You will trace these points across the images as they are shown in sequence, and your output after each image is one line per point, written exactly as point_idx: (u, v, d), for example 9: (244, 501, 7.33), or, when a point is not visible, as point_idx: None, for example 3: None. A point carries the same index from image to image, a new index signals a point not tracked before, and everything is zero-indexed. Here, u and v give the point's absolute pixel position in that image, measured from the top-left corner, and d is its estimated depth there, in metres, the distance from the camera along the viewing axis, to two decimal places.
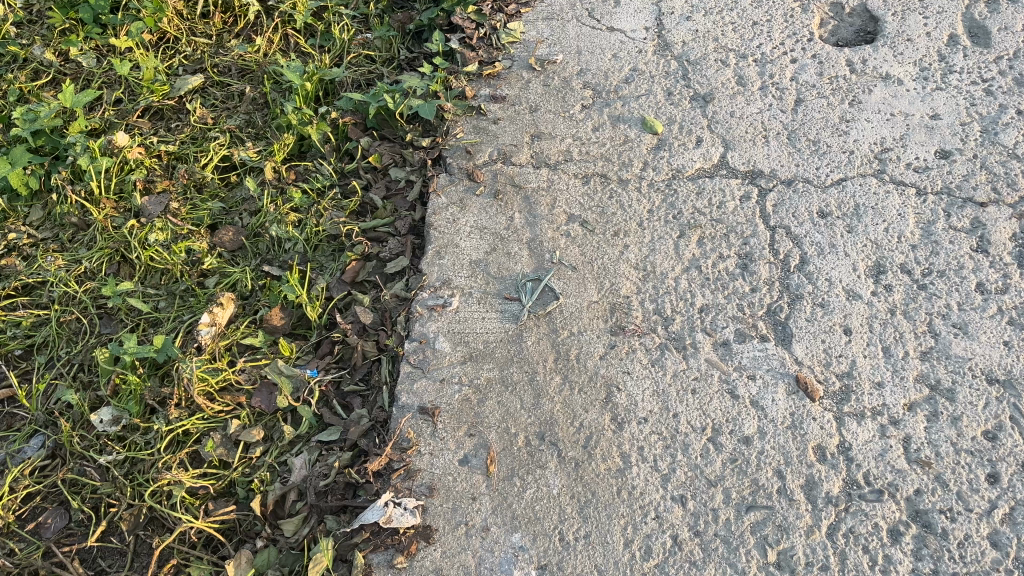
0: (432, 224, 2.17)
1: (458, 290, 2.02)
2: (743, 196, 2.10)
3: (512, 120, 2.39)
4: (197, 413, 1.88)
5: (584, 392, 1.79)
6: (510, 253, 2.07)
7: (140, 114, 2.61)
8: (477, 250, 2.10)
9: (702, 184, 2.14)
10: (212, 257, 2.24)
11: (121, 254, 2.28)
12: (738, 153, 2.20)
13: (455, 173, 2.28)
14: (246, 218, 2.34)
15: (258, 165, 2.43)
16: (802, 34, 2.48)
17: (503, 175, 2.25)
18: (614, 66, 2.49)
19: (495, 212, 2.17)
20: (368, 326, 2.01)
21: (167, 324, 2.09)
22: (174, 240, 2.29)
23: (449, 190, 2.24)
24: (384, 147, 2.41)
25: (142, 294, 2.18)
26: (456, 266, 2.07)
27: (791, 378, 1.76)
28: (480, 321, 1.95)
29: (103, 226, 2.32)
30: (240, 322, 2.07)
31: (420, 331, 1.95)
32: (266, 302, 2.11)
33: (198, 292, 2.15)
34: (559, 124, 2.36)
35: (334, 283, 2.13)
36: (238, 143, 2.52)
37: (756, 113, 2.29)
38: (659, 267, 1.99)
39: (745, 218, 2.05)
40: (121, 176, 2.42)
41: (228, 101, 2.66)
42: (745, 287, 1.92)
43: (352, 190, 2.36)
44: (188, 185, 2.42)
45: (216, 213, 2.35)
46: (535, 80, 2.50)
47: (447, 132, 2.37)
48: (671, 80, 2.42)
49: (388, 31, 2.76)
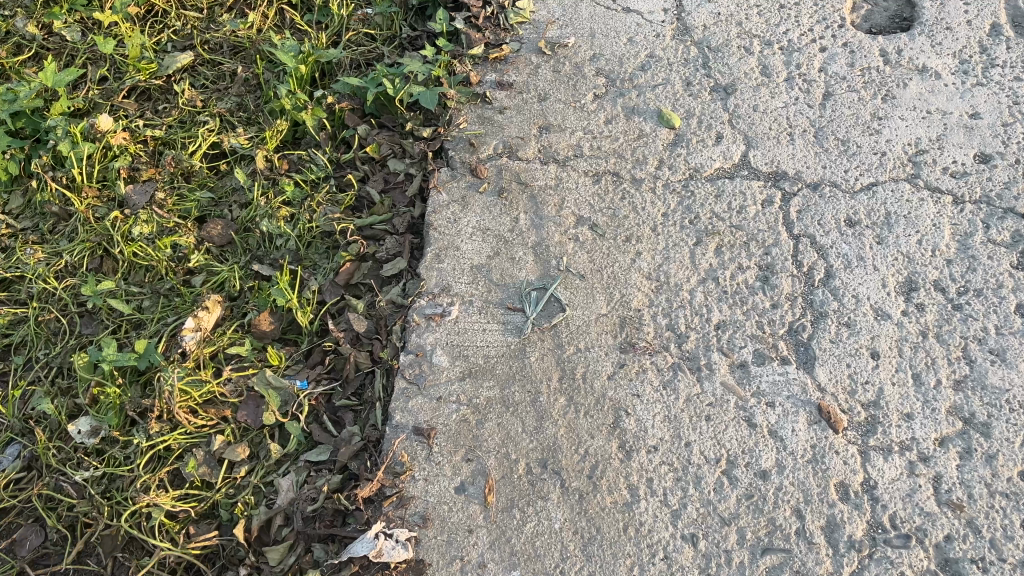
0: (432, 224, 2.04)
1: (458, 298, 1.90)
2: (765, 201, 1.96)
3: (519, 110, 2.24)
4: (179, 428, 1.76)
5: (590, 416, 1.67)
6: (514, 258, 1.95)
7: (127, 94, 2.48)
8: (479, 253, 1.97)
9: (721, 186, 2.00)
10: (199, 253, 2.13)
11: (104, 248, 2.16)
12: (761, 151, 2.05)
13: (457, 168, 2.14)
14: (236, 209, 2.22)
15: (250, 152, 2.30)
16: (833, 20, 2.31)
17: (508, 171, 2.11)
18: (630, 51, 2.33)
19: (499, 212, 2.04)
20: (362, 335, 1.90)
21: (151, 327, 1.98)
22: (159, 233, 2.17)
23: (451, 186, 2.11)
24: (383, 136, 2.27)
25: (126, 293, 2.07)
26: (456, 272, 1.95)
27: (813, 407, 1.63)
28: (481, 332, 1.83)
29: (85, 217, 2.20)
30: (227, 326, 1.96)
31: (417, 343, 1.84)
32: (255, 304, 2.00)
33: (184, 291, 2.04)
34: (570, 115, 2.21)
35: (327, 285, 2.01)
36: (229, 128, 2.37)
37: (782, 107, 2.13)
38: (674, 277, 1.86)
39: (767, 224, 1.92)
40: (105, 162, 2.29)
41: (219, 81, 2.51)
42: (766, 303, 1.79)
43: (348, 183, 2.22)
44: (176, 174, 2.28)
45: (205, 204, 2.24)
46: (544, 65, 2.34)
47: (449, 121, 2.22)
48: (691, 68, 2.26)
49: (390, 8, 2.61)
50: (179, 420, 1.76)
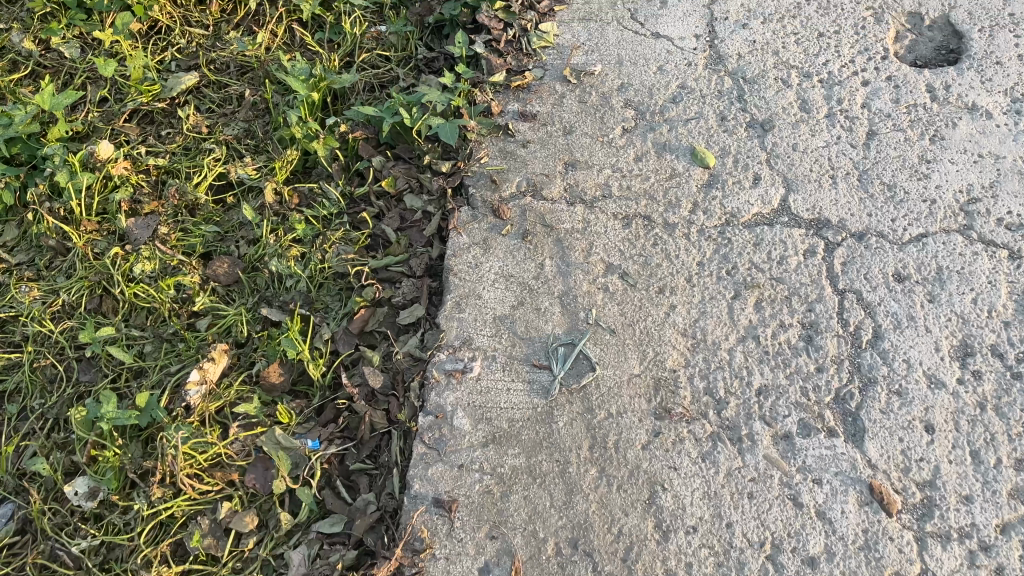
0: (452, 270, 1.92)
1: (480, 352, 1.78)
2: (808, 250, 1.84)
3: (543, 144, 2.12)
4: (182, 492, 1.65)
5: (624, 490, 1.56)
6: (540, 309, 1.83)
7: (128, 118, 2.35)
8: (502, 303, 1.85)
9: (760, 234, 1.88)
10: (204, 294, 2.02)
11: (103, 287, 2.04)
12: (801, 196, 1.93)
13: (478, 207, 2.02)
14: (243, 246, 2.10)
15: (258, 185, 2.18)
16: (875, 50, 2.18)
17: (533, 212, 1.99)
18: (660, 81, 2.20)
19: (523, 257, 1.92)
20: (378, 391, 1.78)
21: (153, 377, 1.87)
22: (162, 271, 2.06)
23: (472, 227, 1.99)
24: (399, 169, 2.15)
25: (127, 338, 1.96)
26: (477, 323, 1.83)
27: (864, 486, 1.53)
28: (505, 392, 1.72)
29: (83, 253, 2.09)
30: (235, 377, 1.86)
31: (437, 403, 1.72)
32: (263, 354, 1.89)
33: (189, 337, 1.94)
34: (597, 151, 2.08)
35: (341, 334, 1.89)
36: (236, 156, 2.25)
37: (823, 147, 2.01)
38: (712, 334, 1.75)
39: (810, 278, 1.80)
40: (105, 194, 2.17)
41: (226, 104, 2.38)
42: (811, 366, 1.68)
43: (362, 220, 2.11)
44: (180, 207, 2.16)
45: (210, 239, 2.12)
46: (570, 95, 2.21)
47: (470, 156, 2.10)
48: (725, 101, 2.13)
49: (405, 26, 2.50)
50: (183, 484, 1.64)
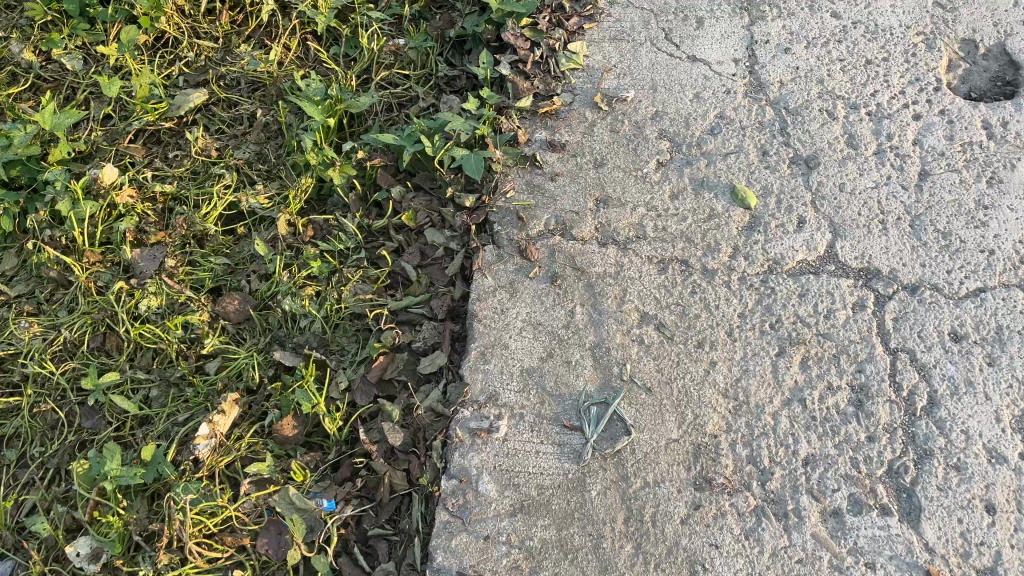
0: (476, 315, 1.81)
1: (507, 410, 1.67)
2: (857, 304, 1.73)
3: (574, 177, 1.99)
4: (189, 558, 1.56)
5: (662, 570, 1.46)
6: (570, 362, 1.72)
7: (133, 137, 2.24)
8: (529, 354, 1.74)
9: (806, 284, 1.77)
10: (214, 334, 1.93)
11: (106, 325, 1.94)
12: (849, 242, 1.81)
13: (504, 247, 1.90)
14: (254, 281, 1.99)
15: (271, 215, 2.07)
16: (927, 80, 2.06)
17: (562, 253, 1.87)
18: (697, 110, 2.08)
19: (552, 302, 1.80)
20: (398, 449, 1.68)
21: (159, 427, 1.77)
22: (170, 307, 1.96)
23: (497, 269, 1.87)
24: (420, 201, 2.04)
25: (132, 381, 1.87)
26: (504, 376, 1.72)
27: (920, 572, 1.42)
28: (534, 455, 1.61)
29: (86, 287, 1.98)
30: (246, 429, 1.76)
31: (461, 465, 1.62)
32: (275, 403, 1.78)
33: (197, 382, 1.84)
34: (630, 186, 1.96)
35: (358, 384, 1.78)
36: (247, 183, 2.14)
37: (872, 188, 1.89)
38: (755, 396, 1.64)
39: (860, 334, 1.69)
40: (109, 222, 2.06)
41: (236, 124, 2.26)
42: (861, 435, 1.57)
43: (380, 256, 1.99)
44: (188, 237, 2.06)
45: (220, 272, 2.02)
46: (601, 123, 2.09)
47: (495, 189, 1.99)
48: (767, 134, 2.01)
49: (426, 41, 2.37)
50: (190, 549, 1.55)
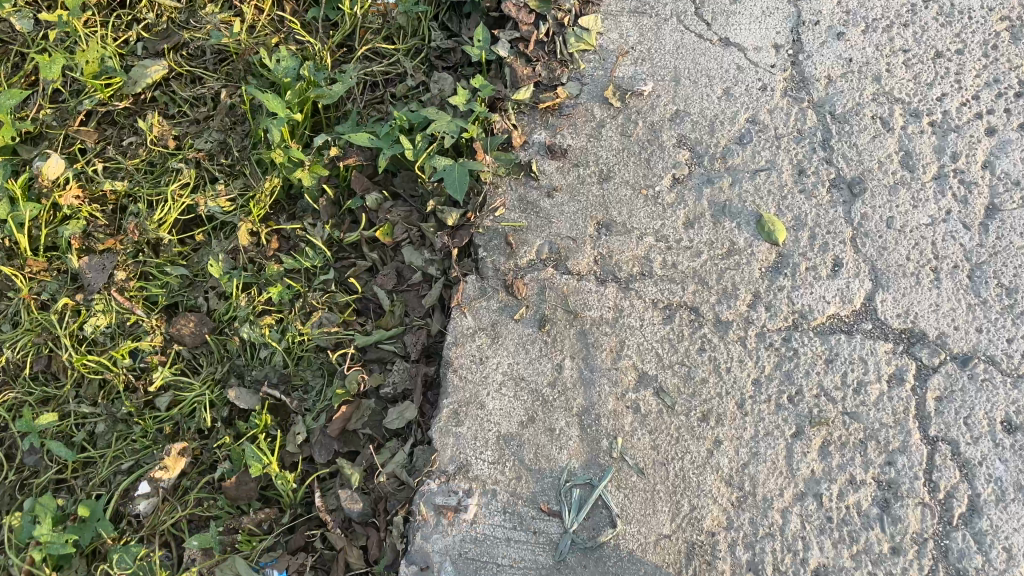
0: (451, 364, 1.58)
1: (478, 485, 1.48)
2: (894, 376, 1.47)
3: (574, 193, 1.71)
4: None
5: None
6: (554, 429, 1.50)
7: (85, 118, 2.00)
8: (508, 416, 1.52)
9: (835, 346, 1.50)
10: (167, 363, 1.74)
11: (50, 347, 1.77)
12: (892, 294, 1.53)
13: (489, 278, 1.65)
14: (212, 299, 1.78)
15: (231, 220, 1.84)
16: (1008, 84, 1.70)
17: (554, 290, 1.62)
18: (726, 111, 1.75)
19: (537, 353, 1.56)
20: (355, 519, 1.51)
21: (101, 473, 1.63)
22: (119, 327, 1.78)
23: (479, 306, 1.63)
24: (398, 212, 1.78)
25: (76, 414, 1.71)
26: (478, 442, 1.51)
27: None
28: (504, 544, 1.43)
29: (28, 302, 1.81)
30: (194, 483, 1.60)
31: (422, 550, 1.44)
32: (225, 453, 1.61)
33: (145, 421, 1.67)
34: (639, 208, 1.68)
35: (317, 436, 1.59)
36: (207, 182, 1.90)
37: (927, 224, 1.59)
38: (764, 486, 1.41)
39: (894, 416, 1.44)
40: (54, 225, 1.87)
41: (198, 105, 2.00)
42: (885, 545, 1.35)
43: (351, 277, 1.76)
44: (141, 244, 1.84)
45: (176, 287, 1.81)
46: (610, 123, 1.78)
47: (482, 204, 1.72)
48: (806, 147, 1.69)
49: (416, 5, 2.02)
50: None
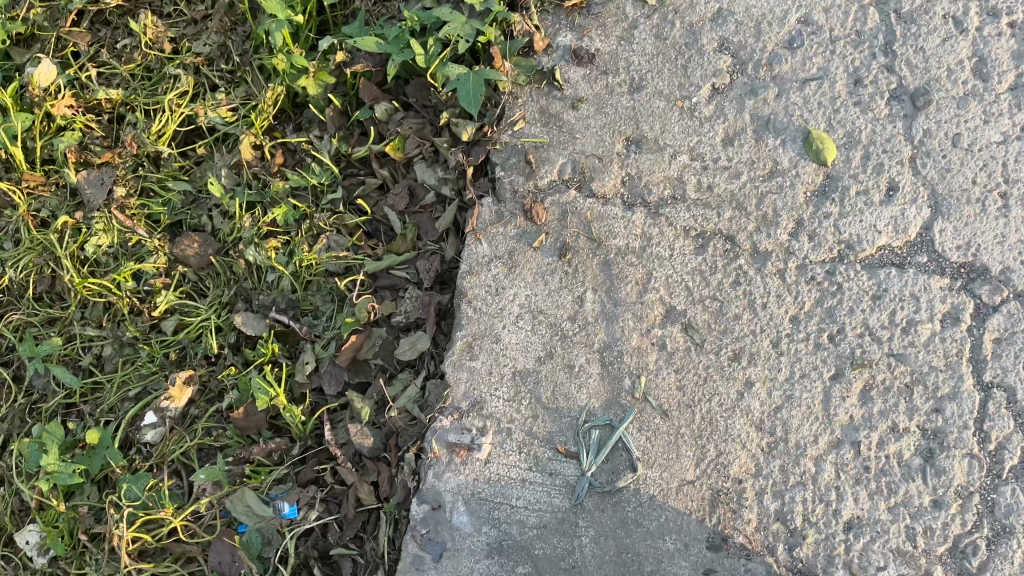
0: (465, 294, 1.49)
1: (493, 423, 1.41)
2: (949, 315, 1.34)
3: (601, 105, 1.55)
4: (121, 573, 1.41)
5: None
6: (573, 367, 1.41)
7: (77, 19, 1.86)
8: (524, 351, 1.43)
9: (885, 282, 1.36)
10: (171, 285, 1.66)
11: (52, 268, 1.70)
12: (952, 224, 1.38)
13: (506, 201, 1.53)
14: (217, 218, 1.69)
15: (234, 133, 1.72)
16: None
17: (577, 215, 1.49)
18: (775, 9, 1.54)
19: (557, 284, 1.46)
20: (366, 454, 1.45)
21: (109, 399, 1.58)
22: (122, 247, 1.70)
23: (495, 232, 1.51)
24: (410, 125, 1.64)
25: (82, 337, 1.65)
26: (493, 378, 1.43)
27: None
28: (519, 486, 1.37)
29: (27, 219, 1.73)
30: (203, 412, 1.56)
31: (434, 489, 1.38)
32: (232, 382, 1.55)
33: (152, 347, 1.61)
34: (673, 122, 1.52)
35: (326, 367, 1.52)
36: (208, 90, 1.77)
37: (999, 143, 1.41)
38: (797, 432, 1.32)
39: (946, 360, 1.32)
40: (49, 137, 1.77)
41: (195, 2, 1.83)
42: (925, 499, 1.26)
43: (361, 196, 1.65)
44: (141, 158, 1.73)
45: (179, 205, 1.71)
46: (643, 24, 1.59)
47: (501, 117, 1.59)
48: (865, 52, 1.49)
49: None
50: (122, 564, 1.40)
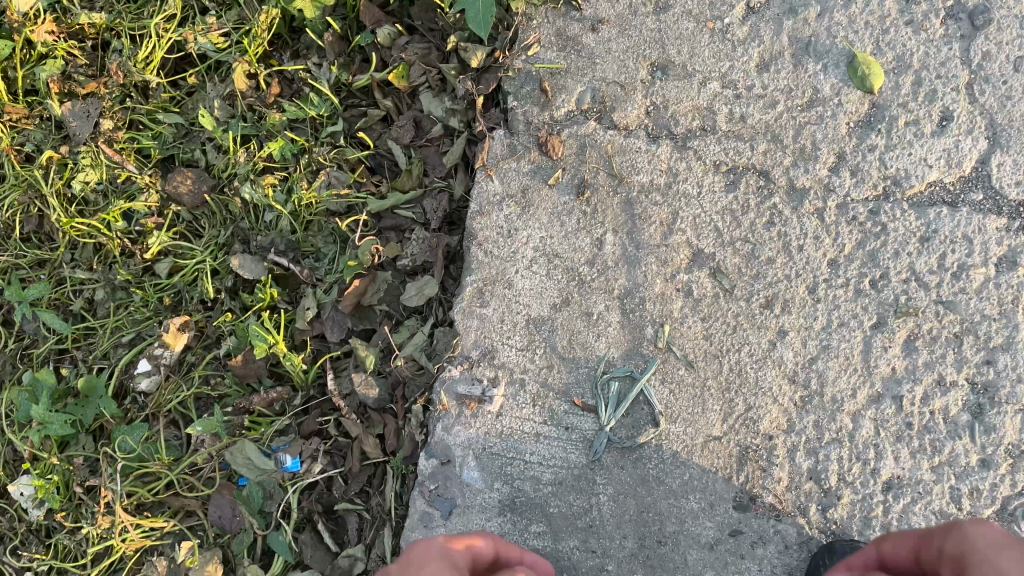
0: (476, 236, 1.38)
1: (505, 373, 1.32)
2: (1005, 259, 1.22)
3: (624, 27, 1.41)
4: (118, 527, 1.35)
5: None
6: (592, 314, 1.31)
7: None
8: (539, 297, 1.33)
9: (935, 222, 1.24)
10: (164, 225, 1.56)
11: (39, 207, 1.61)
12: (1011, 158, 1.25)
13: (519, 134, 1.41)
14: (210, 153, 1.57)
15: (227, 61, 1.60)
16: None
17: (596, 149, 1.37)
18: None
19: (575, 224, 1.35)
20: (372, 406, 1.37)
21: (102, 346, 1.50)
22: (111, 184, 1.60)
23: (508, 168, 1.40)
24: (415, 51, 1.50)
25: (72, 280, 1.57)
26: (505, 326, 1.34)
27: None
28: (533, 440, 1.28)
29: (12, 155, 1.63)
30: (199, 359, 1.47)
31: (443, 443, 1.30)
32: (229, 329, 1.46)
33: (146, 291, 1.52)
34: (703, 45, 1.38)
35: (328, 313, 1.43)
36: (198, 14, 1.64)
37: None
38: (834, 385, 1.22)
39: (1000, 308, 1.20)
40: (31, 67, 1.65)
41: None
42: (973, 458, 1.16)
43: (363, 128, 1.53)
44: (128, 88, 1.61)
45: (170, 139, 1.59)
46: None
47: (513, 41, 1.45)
48: None
49: None
50: (118, 518, 1.35)
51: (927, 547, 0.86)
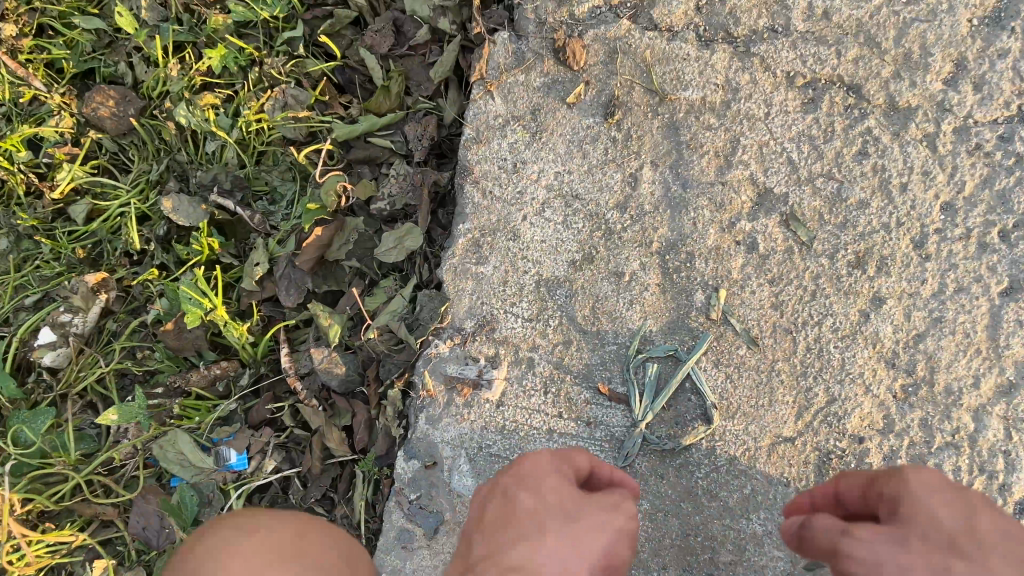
0: (471, 173, 1.08)
1: (508, 350, 1.02)
2: None
3: None
4: (7, 543, 1.04)
5: None
6: (622, 274, 1.00)
7: None
8: (553, 252, 1.02)
9: None
10: (80, 158, 1.25)
11: None
12: None
13: (528, 38, 1.08)
14: (138, 66, 1.25)
15: None
16: None
17: (629, 56, 1.03)
18: None
19: (600, 157, 1.03)
20: (338, 390, 1.08)
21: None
22: (16, 106, 1.28)
23: (513, 83, 1.08)
24: None
25: None
26: (509, 289, 1.03)
27: None
28: (545, 440, 0.98)
29: None
30: (123, 327, 1.17)
31: (428, 441, 1.01)
32: (159, 289, 1.16)
33: (57, 241, 1.22)
34: None
35: (283, 268, 1.12)
36: None
37: None
38: (949, 372, 0.90)
39: None
40: None
41: None
42: None
43: (329, 33, 1.19)
44: None
45: (88, 49, 1.27)
46: None
47: None
48: None
49: None
50: (8, 530, 1.04)
51: (872, 488, 0.75)
